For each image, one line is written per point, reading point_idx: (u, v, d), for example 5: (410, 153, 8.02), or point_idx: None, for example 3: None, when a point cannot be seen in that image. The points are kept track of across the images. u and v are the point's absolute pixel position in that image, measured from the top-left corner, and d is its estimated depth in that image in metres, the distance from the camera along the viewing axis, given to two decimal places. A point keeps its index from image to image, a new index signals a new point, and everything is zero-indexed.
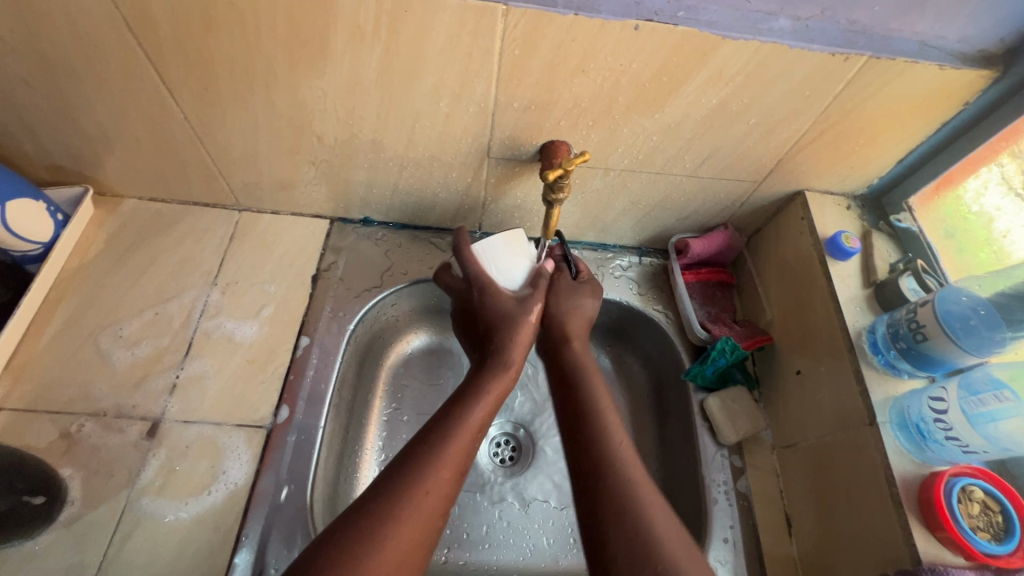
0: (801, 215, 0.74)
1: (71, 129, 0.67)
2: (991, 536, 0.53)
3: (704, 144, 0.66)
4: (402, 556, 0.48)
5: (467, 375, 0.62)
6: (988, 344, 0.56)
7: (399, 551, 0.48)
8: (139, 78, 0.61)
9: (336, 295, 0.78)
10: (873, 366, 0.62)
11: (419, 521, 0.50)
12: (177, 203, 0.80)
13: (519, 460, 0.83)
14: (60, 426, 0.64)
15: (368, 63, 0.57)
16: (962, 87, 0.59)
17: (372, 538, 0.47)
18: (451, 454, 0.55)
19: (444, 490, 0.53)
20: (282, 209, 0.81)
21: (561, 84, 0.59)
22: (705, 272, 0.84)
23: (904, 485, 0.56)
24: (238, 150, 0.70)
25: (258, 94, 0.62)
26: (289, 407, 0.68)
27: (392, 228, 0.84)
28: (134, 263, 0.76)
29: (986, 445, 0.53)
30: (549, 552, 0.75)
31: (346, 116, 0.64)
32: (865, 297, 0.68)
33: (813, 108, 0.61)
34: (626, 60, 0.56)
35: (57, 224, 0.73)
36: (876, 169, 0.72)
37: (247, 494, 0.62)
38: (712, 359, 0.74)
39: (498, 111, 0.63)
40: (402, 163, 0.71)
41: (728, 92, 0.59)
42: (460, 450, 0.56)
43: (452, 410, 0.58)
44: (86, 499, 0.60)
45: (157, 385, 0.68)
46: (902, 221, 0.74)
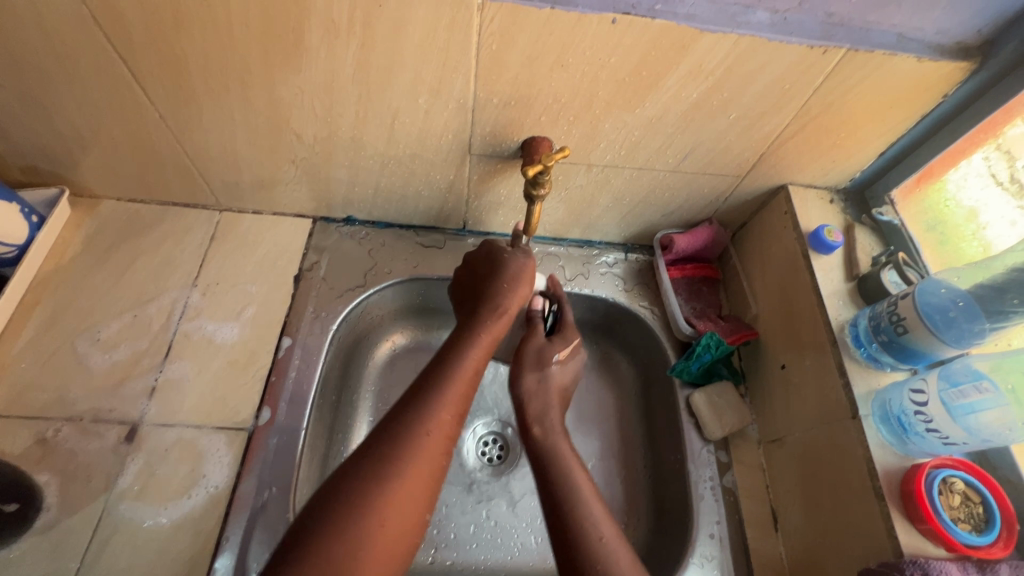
0: (785, 209, 0.74)
1: (44, 130, 0.66)
2: (972, 527, 0.53)
3: (686, 139, 0.66)
4: (403, 514, 0.46)
5: (475, 358, 0.57)
6: (967, 337, 0.56)
7: (394, 522, 0.45)
8: (112, 76, 0.59)
9: (319, 294, 0.77)
10: (856, 359, 0.62)
11: (419, 483, 0.47)
12: (156, 204, 0.79)
13: (506, 459, 0.82)
14: (36, 432, 0.63)
15: (344, 59, 0.57)
16: (941, 80, 0.59)
17: (364, 503, 0.44)
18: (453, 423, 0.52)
19: (443, 443, 0.50)
20: (263, 208, 0.80)
21: (541, 79, 0.58)
22: (690, 268, 0.84)
23: (886, 477, 0.56)
24: (216, 149, 0.69)
25: (234, 92, 0.61)
26: (271, 409, 0.68)
27: (376, 226, 0.84)
28: (112, 265, 0.75)
29: (966, 437, 0.53)
30: (537, 551, 0.75)
31: (324, 113, 0.63)
32: (847, 290, 0.68)
33: (793, 102, 0.61)
34: (604, 54, 0.56)
35: (33, 226, 0.71)
36: (859, 162, 0.72)
37: (228, 498, 0.62)
38: (697, 355, 0.74)
39: (478, 107, 0.62)
40: (383, 161, 0.71)
41: (708, 86, 0.59)
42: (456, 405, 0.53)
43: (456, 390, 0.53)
44: (63, 505, 0.59)
45: (136, 388, 0.67)
46: (883, 215, 0.73)
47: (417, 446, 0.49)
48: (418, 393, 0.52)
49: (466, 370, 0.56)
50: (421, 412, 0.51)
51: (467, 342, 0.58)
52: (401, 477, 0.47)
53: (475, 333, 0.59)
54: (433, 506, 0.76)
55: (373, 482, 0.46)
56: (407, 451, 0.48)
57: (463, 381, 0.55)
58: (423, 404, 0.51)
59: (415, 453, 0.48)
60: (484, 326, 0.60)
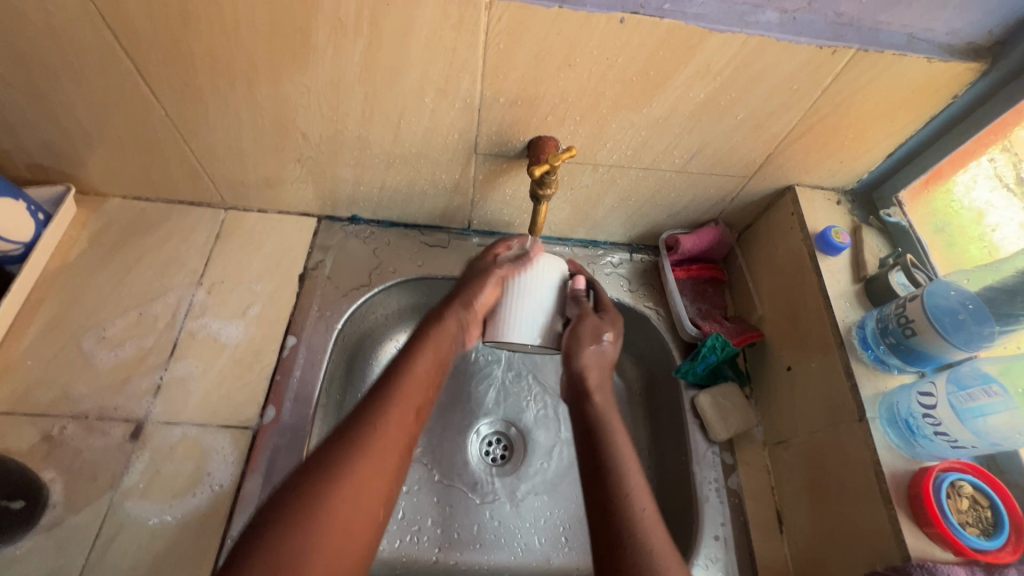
0: (791, 210, 0.74)
1: (50, 127, 0.66)
2: (980, 531, 0.53)
3: (693, 140, 0.66)
4: (353, 511, 0.47)
5: (428, 360, 0.60)
6: (976, 339, 0.56)
7: (346, 516, 0.47)
8: (119, 74, 0.59)
9: (323, 293, 0.77)
10: (863, 361, 0.62)
11: (367, 477, 0.49)
12: (162, 202, 0.79)
13: (510, 459, 0.82)
14: (42, 429, 0.63)
15: (350, 58, 0.57)
16: (951, 80, 0.59)
17: (314, 496, 0.46)
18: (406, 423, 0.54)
19: (396, 443, 0.52)
20: (268, 207, 0.80)
21: (548, 79, 0.58)
22: (696, 269, 0.83)
23: (893, 481, 0.55)
24: (221, 147, 0.69)
25: (240, 90, 0.61)
26: (276, 407, 0.68)
27: (380, 225, 0.83)
28: (118, 263, 0.75)
29: (975, 441, 0.53)
30: (541, 551, 0.75)
31: (330, 113, 0.63)
32: (854, 292, 0.68)
33: (802, 102, 0.61)
34: (612, 54, 0.55)
35: (39, 223, 0.72)
36: (867, 163, 0.71)
37: (233, 496, 0.62)
38: (702, 356, 0.74)
39: (484, 106, 0.62)
40: (388, 160, 0.70)
41: (716, 86, 0.59)
42: (410, 404, 0.55)
43: (410, 390, 0.56)
44: (68, 502, 0.59)
45: (141, 385, 0.67)
46: (891, 216, 0.73)
47: (367, 445, 0.51)
48: (373, 395, 0.55)
49: (416, 373, 0.58)
50: (372, 412, 0.53)
51: (416, 347, 0.61)
52: (351, 472, 0.49)
53: (427, 338, 0.62)
54: (436, 505, 0.76)
55: (327, 470, 0.48)
56: (358, 446, 0.50)
57: (414, 385, 0.57)
58: (374, 405, 0.54)
59: (361, 449, 0.50)
60: (433, 328, 0.63)
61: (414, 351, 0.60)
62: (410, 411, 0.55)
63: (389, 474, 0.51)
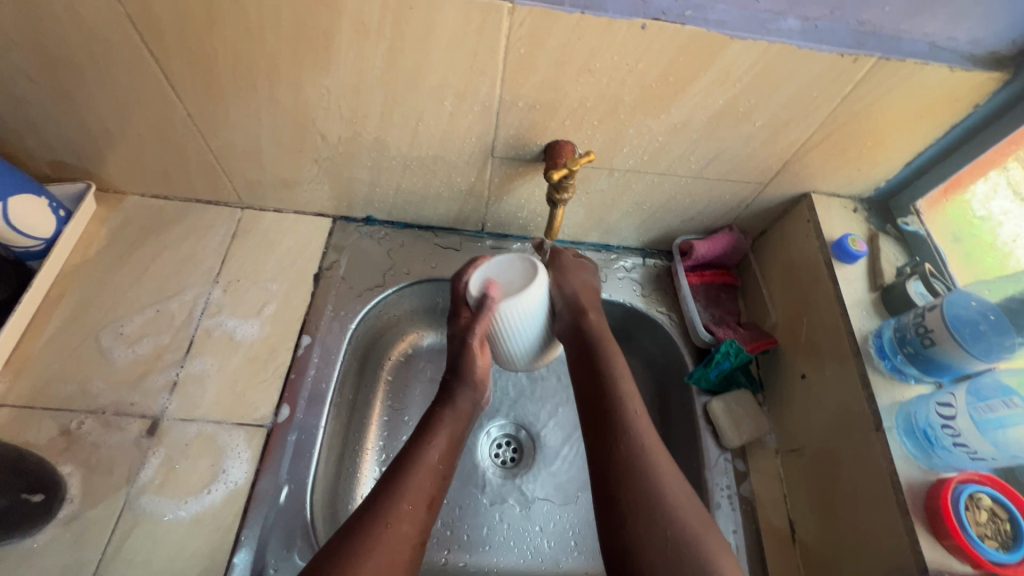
0: (807, 217, 0.74)
1: (75, 125, 0.67)
2: (999, 544, 0.53)
3: (710, 146, 0.66)
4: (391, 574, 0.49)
5: (441, 444, 0.60)
6: (996, 350, 0.55)
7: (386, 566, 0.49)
8: (143, 74, 0.60)
9: (338, 293, 0.77)
10: (880, 370, 0.62)
11: (402, 542, 0.51)
12: (180, 200, 0.80)
13: (520, 462, 0.82)
14: (60, 423, 0.63)
15: (372, 62, 0.57)
16: (972, 90, 0.58)
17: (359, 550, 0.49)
18: (421, 510, 0.54)
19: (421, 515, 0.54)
20: (284, 207, 0.81)
21: (567, 83, 0.58)
22: (709, 274, 0.83)
23: (911, 491, 0.55)
24: (241, 148, 0.70)
25: (262, 91, 0.61)
26: (290, 406, 0.68)
27: (395, 227, 0.84)
28: (136, 260, 0.76)
29: (995, 452, 0.53)
30: (550, 555, 0.75)
31: (350, 115, 0.64)
32: (871, 301, 0.68)
33: (820, 110, 0.61)
34: (632, 60, 0.56)
35: (59, 220, 0.73)
36: (884, 171, 0.71)
37: (247, 493, 0.62)
38: (716, 362, 0.74)
39: (503, 110, 0.62)
40: (405, 162, 0.71)
41: (735, 93, 0.59)
42: (422, 493, 0.55)
43: (422, 480, 0.56)
44: (86, 496, 0.60)
45: (158, 382, 0.67)
46: (909, 225, 0.73)
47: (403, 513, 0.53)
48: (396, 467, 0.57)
49: (431, 458, 0.58)
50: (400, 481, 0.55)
51: (442, 411, 0.63)
52: (386, 533, 0.51)
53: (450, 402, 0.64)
54: (446, 507, 0.76)
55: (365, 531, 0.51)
56: (372, 540, 0.50)
57: (425, 471, 0.57)
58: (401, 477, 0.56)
59: (396, 519, 0.52)
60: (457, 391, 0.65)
61: (429, 432, 0.60)
62: (432, 484, 0.57)
63: (401, 573, 0.50)
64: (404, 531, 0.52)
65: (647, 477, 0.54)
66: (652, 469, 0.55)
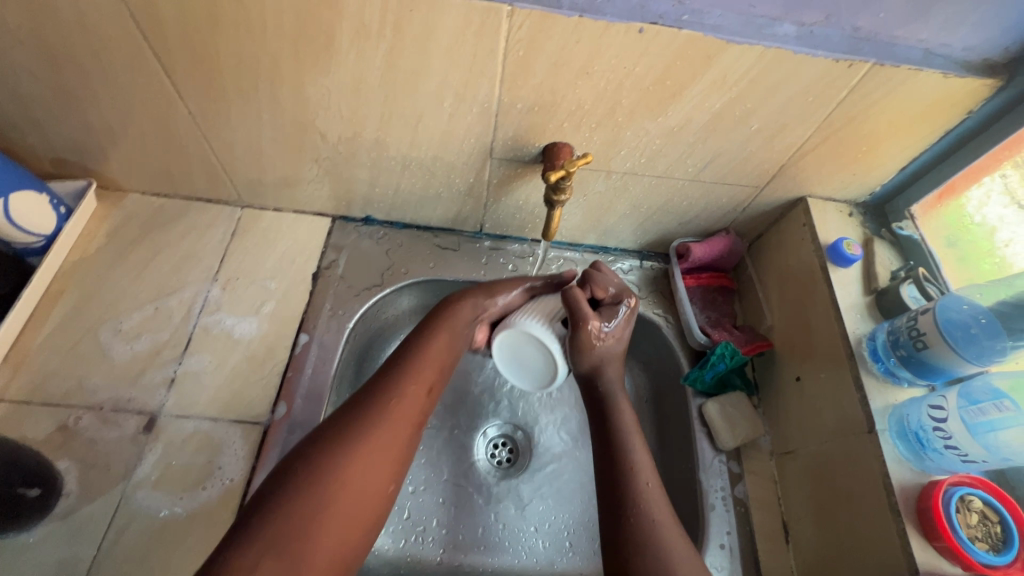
0: (803, 221, 0.74)
1: (77, 123, 0.67)
2: (989, 546, 0.53)
3: (707, 149, 0.66)
4: (368, 479, 0.50)
5: (442, 341, 0.63)
6: (988, 354, 0.56)
7: (366, 468, 0.50)
8: (145, 72, 0.61)
9: (336, 292, 0.78)
10: (873, 373, 0.62)
11: (385, 439, 0.52)
12: (180, 199, 0.81)
13: (516, 462, 0.82)
14: (57, 419, 0.64)
15: (373, 62, 0.58)
16: (966, 96, 0.59)
17: (335, 457, 0.49)
18: (419, 398, 0.57)
19: (412, 416, 0.55)
20: (284, 206, 0.82)
21: (565, 85, 0.59)
22: (706, 277, 0.84)
23: (902, 493, 0.56)
24: (242, 146, 0.70)
25: (263, 91, 0.62)
26: (287, 403, 0.68)
27: (393, 227, 0.84)
28: (136, 257, 0.76)
29: (986, 455, 0.53)
30: (545, 555, 0.75)
31: (350, 115, 0.64)
32: (865, 304, 0.68)
33: (816, 115, 0.61)
34: (629, 63, 0.56)
35: (60, 217, 0.73)
36: (880, 176, 0.72)
37: (243, 490, 0.62)
38: (711, 364, 0.74)
39: (502, 111, 0.63)
40: (404, 162, 0.71)
41: (731, 97, 0.59)
42: (423, 382, 0.58)
43: (422, 369, 0.59)
44: (82, 491, 0.60)
45: (155, 378, 0.68)
46: (904, 229, 0.74)
47: (385, 419, 0.53)
48: (386, 374, 0.58)
49: (432, 348, 0.61)
50: (391, 383, 0.56)
51: (434, 324, 0.64)
52: (373, 431, 0.52)
53: (444, 316, 0.65)
54: (442, 506, 0.76)
55: (351, 432, 0.51)
56: (373, 415, 0.53)
57: (428, 361, 0.60)
58: (393, 380, 0.57)
59: (378, 421, 0.53)
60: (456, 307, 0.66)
61: (431, 330, 0.63)
62: (423, 389, 0.58)
63: (399, 447, 0.53)
64: (404, 412, 0.55)
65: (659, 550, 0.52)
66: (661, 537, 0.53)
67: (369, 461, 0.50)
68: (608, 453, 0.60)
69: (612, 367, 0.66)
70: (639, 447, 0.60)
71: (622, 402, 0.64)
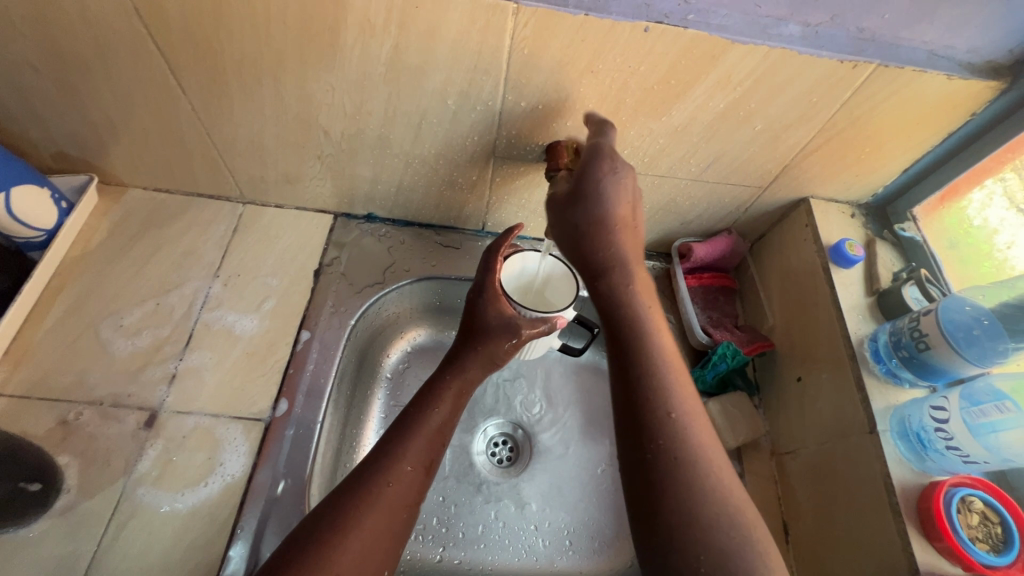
0: (805, 222, 0.74)
1: (79, 118, 0.67)
2: (990, 547, 0.53)
3: (710, 149, 0.67)
4: (365, 558, 0.48)
5: (445, 409, 0.60)
6: (990, 355, 0.56)
7: (363, 548, 0.49)
8: (149, 67, 0.61)
9: (338, 289, 0.77)
10: (875, 374, 0.62)
11: (381, 525, 0.50)
12: (181, 194, 0.80)
13: (516, 460, 0.82)
14: (57, 414, 0.63)
15: (377, 59, 0.58)
16: (970, 98, 0.59)
17: (331, 542, 0.48)
18: (418, 474, 0.55)
19: (407, 495, 0.53)
20: (286, 203, 0.81)
21: (570, 84, 0.59)
22: (707, 277, 0.84)
23: (903, 494, 0.56)
24: (244, 143, 0.70)
25: (266, 87, 0.62)
26: (288, 401, 0.68)
27: (396, 224, 0.84)
28: (137, 252, 0.76)
29: (987, 455, 0.53)
30: (545, 554, 0.75)
31: (354, 111, 0.64)
32: (867, 305, 0.68)
33: (820, 115, 0.61)
34: (634, 62, 0.56)
35: (61, 211, 0.73)
36: (882, 177, 0.72)
37: (244, 486, 0.62)
38: (713, 364, 0.74)
39: (506, 109, 0.63)
40: (407, 160, 0.71)
41: (735, 96, 0.59)
42: (421, 456, 0.56)
43: (422, 441, 0.57)
44: (82, 487, 0.60)
45: (156, 374, 0.68)
46: (906, 231, 0.74)
47: (381, 496, 0.52)
48: (387, 442, 0.56)
49: (433, 421, 0.59)
50: (388, 457, 0.54)
51: (434, 394, 0.61)
52: (370, 512, 0.50)
53: (446, 383, 0.62)
54: (441, 504, 0.76)
55: (348, 513, 0.50)
56: (373, 491, 0.52)
57: (429, 434, 0.58)
58: (389, 454, 0.55)
59: (376, 498, 0.51)
60: (453, 378, 0.63)
61: (431, 398, 0.61)
62: (419, 466, 0.55)
63: (399, 523, 0.52)
64: (401, 491, 0.53)
65: (698, 513, 0.47)
66: (701, 499, 0.47)
67: (367, 542, 0.49)
68: (638, 399, 0.53)
69: (629, 264, 0.60)
70: (681, 403, 0.53)
71: (645, 325, 0.57)
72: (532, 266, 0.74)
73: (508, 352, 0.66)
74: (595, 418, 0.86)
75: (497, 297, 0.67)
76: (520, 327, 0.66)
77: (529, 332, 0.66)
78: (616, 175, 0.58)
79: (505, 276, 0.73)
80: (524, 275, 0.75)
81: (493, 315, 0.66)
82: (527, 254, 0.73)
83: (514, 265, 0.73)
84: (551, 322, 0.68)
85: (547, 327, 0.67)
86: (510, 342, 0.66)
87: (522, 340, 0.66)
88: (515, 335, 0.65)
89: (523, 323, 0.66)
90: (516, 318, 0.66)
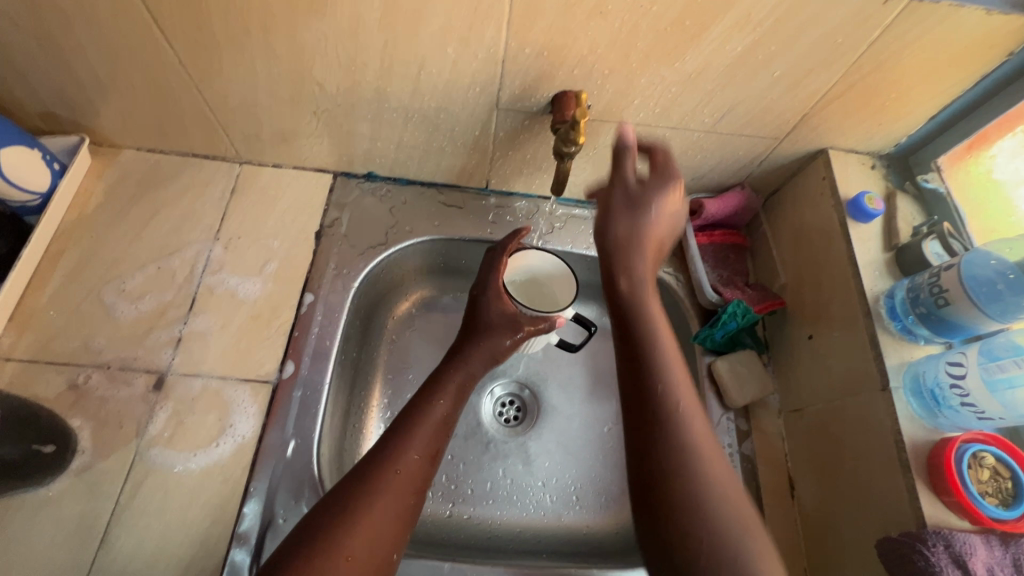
0: (823, 174, 0.71)
1: (63, 74, 0.64)
2: (999, 501, 0.53)
3: (724, 97, 0.63)
4: (375, 539, 0.49)
5: (447, 399, 0.60)
6: (1012, 310, 0.54)
7: (372, 531, 0.49)
8: (130, 18, 0.57)
9: (340, 251, 0.76)
10: (890, 331, 0.61)
11: (391, 511, 0.51)
12: (176, 155, 0.78)
13: (524, 419, 0.82)
14: (67, 378, 0.64)
15: (370, 3, 0.54)
16: (1009, 36, 0.55)
17: (343, 523, 0.48)
18: (424, 463, 0.55)
19: (414, 482, 0.53)
20: (284, 162, 0.79)
21: (577, 27, 0.55)
22: (719, 234, 0.80)
23: (913, 449, 0.55)
24: (236, 99, 0.67)
25: (255, 38, 0.58)
26: (294, 362, 0.68)
27: (397, 183, 0.82)
28: (135, 215, 0.74)
29: (1003, 412, 0.52)
30: (553, 509, 0.76)
31: (348, 63, 0.61)
32: (885, 261, 0.66)
33: (845, 58, 0.57)
34: (646, 1, 0.52)
35: (55, 173, 0.71)
36: (906, 126, 0.68)
37: (255, 448, 0.63)
38: (722, 323, 0.72)
39: (509, 57, 0.59)
40: (407, 115, 0.68)
41: (754, 39, 0.55)
42: (428, 446, 0.56)
43: (427, 429, 0.57)
44: (96, 448, 0.61)
45: (161, 338, 0.67)
46: (928, 182, 0.70)
47: (389, 481, 0.52)
48: (393, 432, 0.56)
49: (437, 413, 0.58)
50: (392, 446, 0.54)
51: (438, 386, 0.61)
52: (379, 495, 0.51)
53: (449, 376, 0.62)
54: (450, 463, 0.77)
55: (359, 495, 0.50)
56: (380, 476, 0.52)
57: (430, 426, 0.57)
58: (396, 444, 0.55)
59: (385, 483, 0.51)
60: (455, 371, 0.63)
61: (436, 391, 0.60)
62: (426, 454, 0.55)
63: (406, 508, 0.52)
64: (407, 480, 0.53)
65: (679, 442, 0.49)
66: (683, 429, 0.50)
67: (377, 525, 0.49)
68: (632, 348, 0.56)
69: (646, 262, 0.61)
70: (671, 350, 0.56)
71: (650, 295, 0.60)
72: (537, 263, 0.74)
73: (509, 348, 0.66)
74: (603, 377, 0.86)
75: (499, 294, 0.68)
76: (522, 323, 0.67)
77: (531, 328, 0.67)
78: (671, 185, 0.61)
79: (510, 273, 0.73)
80: (532, 271, 0.74)
81: (491, 313, 0.67)
82: (533, 252, 0.73)
83: (522, 261, 0.73)
84: (552, 318, 0.68)
85: (547, 325, 0.68)
86: (511, 338, 0.67)
87: (525, 336, 0.67)
88: (518, 330, 0.66)
89: (524, 320, 0.67)
90: (518, 315, 0.67)
